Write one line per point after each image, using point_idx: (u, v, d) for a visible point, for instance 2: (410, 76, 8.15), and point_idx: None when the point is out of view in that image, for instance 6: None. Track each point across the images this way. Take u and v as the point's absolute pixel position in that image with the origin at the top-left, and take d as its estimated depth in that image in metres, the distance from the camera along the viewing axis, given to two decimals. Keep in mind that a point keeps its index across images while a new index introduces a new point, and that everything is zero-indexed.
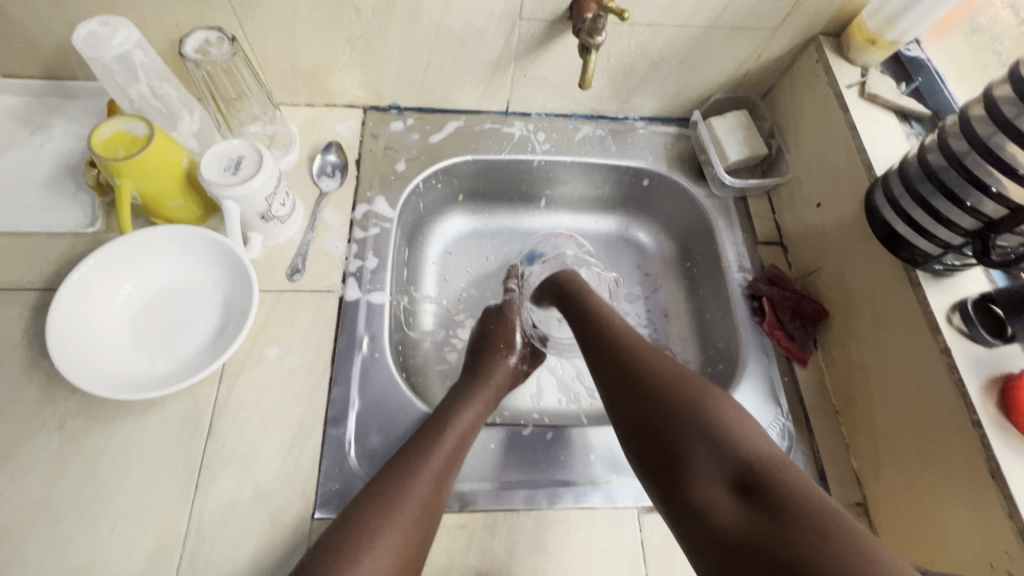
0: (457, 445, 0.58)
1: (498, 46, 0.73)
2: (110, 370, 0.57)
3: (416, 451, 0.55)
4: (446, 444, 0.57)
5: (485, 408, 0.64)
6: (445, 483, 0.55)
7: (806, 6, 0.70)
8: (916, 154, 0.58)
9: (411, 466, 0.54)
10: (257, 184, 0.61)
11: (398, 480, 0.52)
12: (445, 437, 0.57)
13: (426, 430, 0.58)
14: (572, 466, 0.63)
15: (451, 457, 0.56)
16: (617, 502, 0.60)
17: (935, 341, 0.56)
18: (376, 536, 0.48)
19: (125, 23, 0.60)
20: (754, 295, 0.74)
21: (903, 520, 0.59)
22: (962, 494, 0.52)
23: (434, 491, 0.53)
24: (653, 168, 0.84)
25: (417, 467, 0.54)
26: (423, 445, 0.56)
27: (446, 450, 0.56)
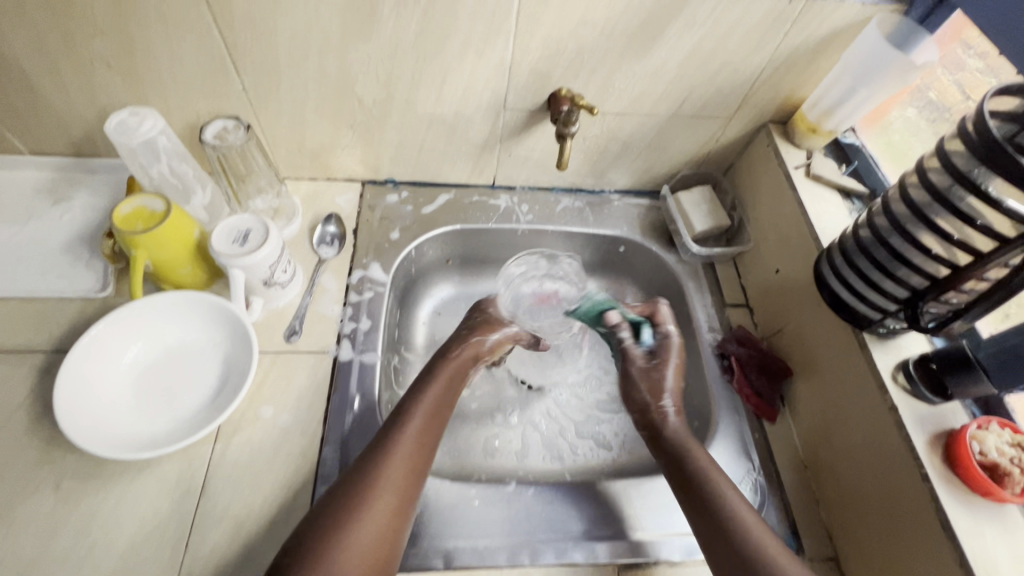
0: (427, 423, 0.63)
1: (485, 130, 0.82)
2: (113, 428, 0.60)
3: (390, 435, 0.60)
4: (412, 427, 0.61)
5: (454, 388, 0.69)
6: (422, 461, 0.60)
7: (755, 98, 0.80)
8: (853, 229, 0.65)
9: (387, 448, 0.59)
10: (263, 253, 0.67)
11: (376, 462, 0.57)
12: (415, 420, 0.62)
13: (399, 415, 0.62)
14: (568, 522, 0.65)
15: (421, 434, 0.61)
16: (660, 555, 0.63)
17: (883, 398, 0.61)
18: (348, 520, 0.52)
19: (152, 113, 0.67)
20: (724, 354, 0.80)
21: (868, 565, 0.61)
22: (914, 522, 0.56)
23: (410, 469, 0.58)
24: (627, 236, 0.92)
25: (393, 448, 0.59)
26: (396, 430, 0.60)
27: (410, 440, 0.60)
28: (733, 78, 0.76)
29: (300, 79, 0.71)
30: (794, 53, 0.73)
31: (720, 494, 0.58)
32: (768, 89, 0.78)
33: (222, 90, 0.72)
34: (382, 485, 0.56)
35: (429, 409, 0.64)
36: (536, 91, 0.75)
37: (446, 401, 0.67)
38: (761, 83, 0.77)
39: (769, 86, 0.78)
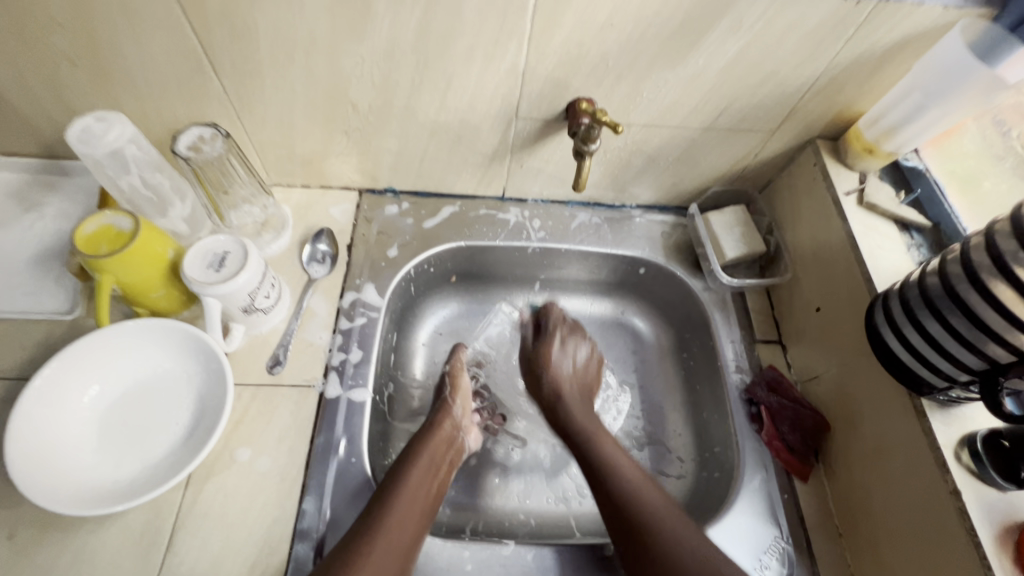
0: (410, 509, 0.59)
1: (494, 140, 0.73)
2: (72, 475, 0.54)
3: (362, 539, 0.54)
4: (410, 487, 0.60)
5: (441, 467, 0.66)
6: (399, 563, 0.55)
7: (803, 111, 0.70)
8: (919, 276, 0.56)
9: (359, 553, 0.53)
10: (240, 281, 0.61)
11: (361, 546, 0.54)
12: (405, 511, 0.58)
13: (376, 508, 0.57)
14: None
15: (398, 531, 0.56)
16: None
17: (944, 479, 0.52)
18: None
19: (121, 119, 0.60)
20: (753, 400, 0.72)
21: None
22: None
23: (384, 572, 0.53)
24: (649, 258, 0.83)
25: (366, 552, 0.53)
26: (370, 529, 0.55)
27: (409, 501, 0.59)
28: (779, 89, 0.66)
29: (287, 81, 0.63)
30: (854, 62, 0.63)
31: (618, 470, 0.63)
32: (820, 101, 0.68)
33: (200, 92, 0.64)
34: (380, 549, 0.54)
35: (426, 469, 0.64)
36: (552, 100, 0.66)
37: (433, 483, 0.63)
38: (812, 94, 0.67)
39: (821, 98, 0.68)
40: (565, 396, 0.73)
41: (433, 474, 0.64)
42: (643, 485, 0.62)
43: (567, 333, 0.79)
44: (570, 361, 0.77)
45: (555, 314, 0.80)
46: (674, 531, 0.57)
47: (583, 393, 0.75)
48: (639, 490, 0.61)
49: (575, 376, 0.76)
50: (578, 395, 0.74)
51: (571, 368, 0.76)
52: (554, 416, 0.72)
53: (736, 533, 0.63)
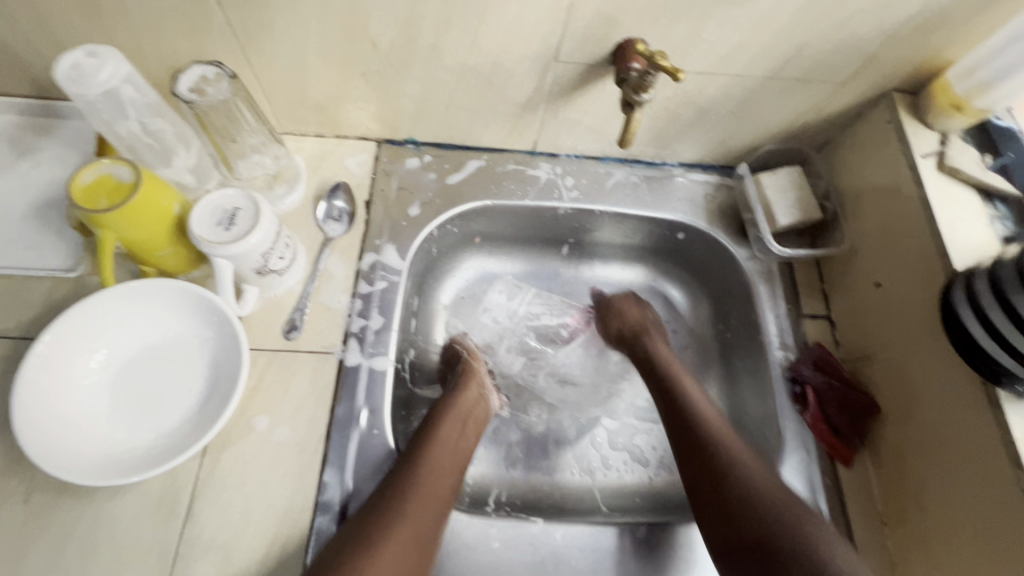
0: (440, 474, 0.56)
1: (529, 87, 0.65)
2: (85, 444, 0.52)
3: (395, 501, 0.52)
4: (438, 453, 0.57)
5: (467, 429, 0.63)
6: (436, 523, 0.53)
7: (884, 59, 0.61)
8: (1016, 253, 0.50)
9: (393, 512, 0.51)
10: (253, 241, 0.56)
11: (390, 509, 0.51)
12: (435, 476, 0.55)
13: (406, 472, 0.55)
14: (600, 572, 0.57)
15: (432, 494, 0.54)
16: None
17: (1016, 477, 0.49)
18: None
19: (114, 54, 0.53)
20: (796, 379, 0.67)
21: None
22: None
23: (422, 534, 0.51)
24: (690, 223, 0.76)
25: (402, 513, 0.51)
26: (404, 493, 0.53)
27: (437, 468, 0.56)
28: (863, 33, 0.57)
29: (298, 13, 0.56)
30: None
31: (698, 415, 0.61)
32: (907, 47, 0.59)
33: (201, 25, 0.56)
34: (409, 515, 0.51)
35: (455, 434, 0.61)
36: (598, 41, 0.58)
37: (462, 446, 0.60)
38: (899, 39, 0.58)
39: (909, 43, 0.59)
40: (651, 334, 0.73)
41: (461, 437, 0.61)
42: (716, 422, 0.60)
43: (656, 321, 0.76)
44: (652, 313, 0.77)
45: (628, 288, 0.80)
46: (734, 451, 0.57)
47: (662, 337, 0.74)
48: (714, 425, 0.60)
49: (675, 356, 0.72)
50: (661, 335, 0.74)
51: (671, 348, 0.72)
52: (637, 342, 0.72)
53: None
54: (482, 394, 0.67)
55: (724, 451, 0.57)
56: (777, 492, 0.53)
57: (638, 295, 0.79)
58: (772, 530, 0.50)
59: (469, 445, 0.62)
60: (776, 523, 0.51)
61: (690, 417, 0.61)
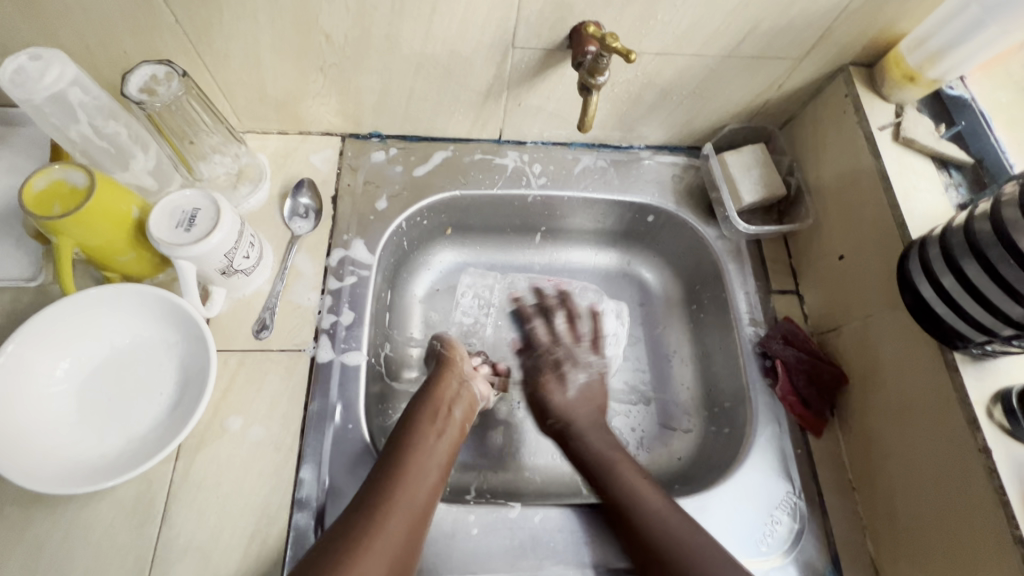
0: (417, 476, 0.56)
1: (489, 75, 0.65)
2: (52, 454, 0.51)
3: (375, 506, 0.52)
4: (415, 458, 0.57)
5: (445, 421, 0.63)
6: (419, 525, 0.53)
7: (839, 33, 0.61)
8: (965, 219, 0.51)
9: (373, 519, 0.51)
10: (214, 242, 0.55)
11: (367, 516, 0.51)
12: (415, 479, 0.55)
13: (387, 477, 0.54)
14: (577, 552, 0.58)
15: (409, 498, 0.54)
16: None
17: (972, 437, 0.50)
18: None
19: (60, 57, 0.52)
20: (767, 354, 0.68)
21: None
22: (979, 562, 0.49)
23: (404, 537, 0.51)
24: (658, 205, 0.77)
25: (382, 518, 0.51)
26: (386, 499, 0.53)
27: (413, 471, 0.56)
28: (815, 7, 0.57)
29: (248, 7, 0.55)
30: None
31: (633, 495, 0.59)
32: (858, 21, 0.60)
33: (150, 24, 0.55)
34: (387, 521, 0.51)
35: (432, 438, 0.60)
36: (553, 25, 0.58)
37: (440, 444, 0.60)
38: (851, 12, 0.59)
39: (861, 16, 0.59)
40: (578, 425, 0.68)
41: (441, 435, 0.61)
42: (663, 508, 0.57)
43: (570, 362, 0.73)
44: (576, 385, 0.72)
45: (541, 338, 0.76)
46: (671, 527, 0.55)
47: (592, 416, 0.69)
48: (639, 500, 0.58)
49: (584, 400, 0.70)
50: (589, 419, 0.69)
51: (574, 393, 0.71)
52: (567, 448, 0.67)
53: (750, 486, 0.62)
54: (457, 391, 0.66)
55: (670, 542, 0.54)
56: None
57: (559, 362, 0.73)
58: None
59: (452, 441, 0.62)
60: None
61: (625, 501, 0.59)
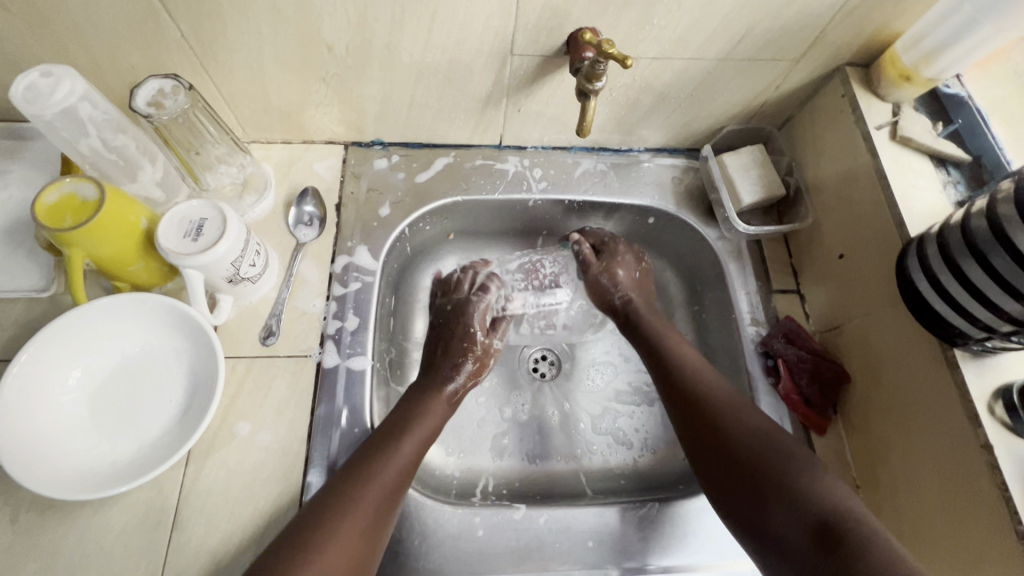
0: (421, 429, 0.60)
1: (488, 82, 0.66)
2: (65, 461, 0.52)
3: (379, 444, 0.57)
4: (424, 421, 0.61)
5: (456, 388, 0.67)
6: (416, 461, 0.57)
7: (834, 34, 0.62)
8: (962, 217, 0.51)
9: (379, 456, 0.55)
10: (221, 250, 0.56)
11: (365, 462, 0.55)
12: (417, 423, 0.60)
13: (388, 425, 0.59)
14: (582, 552, 0.59)
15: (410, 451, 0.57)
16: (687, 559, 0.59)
17: (975, 434, 0.50)
18: (336, 523, 0.49)
19: (70, 73, 0.53)
20: (769, 353, 0.69)
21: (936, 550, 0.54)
22: (984, 558, 0.49)
23: (403, 471, 0.55)
24: (659, 206, 0.77)
25: (361, 483, 0.53)
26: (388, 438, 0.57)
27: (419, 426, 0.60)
28: (810, 9, 0.58)
29: (251, 21, 0.56)
30: None
31: (678, 360, 0.65)
32: (853, 22, 0.60)
33: (156, 40, 0.57)
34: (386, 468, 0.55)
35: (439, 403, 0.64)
36: (550, 32, 0.59)
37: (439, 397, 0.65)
38: (846, 13, 0.59)
39: (856, 17, 0.60)
40: (639, 304, 0.73)
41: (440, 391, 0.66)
42: (697, 366, 0.64)
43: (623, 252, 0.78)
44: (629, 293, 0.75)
45: (600, 234, 0.80)
46: (704, 379, 0.62)
47: (647, 299, 0.75)
48: (688, 364, 0.64)
49: (640, 286, 0.76)
50: (643, 298, 0.75)
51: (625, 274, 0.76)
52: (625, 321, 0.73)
53: None
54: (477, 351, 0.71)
55: (704, 393, 0.60)
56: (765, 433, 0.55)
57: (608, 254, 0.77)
58: (757, 462, 0.53)
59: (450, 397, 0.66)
60: (753, 458, 0.54)
61: (670, 364, 0.65)
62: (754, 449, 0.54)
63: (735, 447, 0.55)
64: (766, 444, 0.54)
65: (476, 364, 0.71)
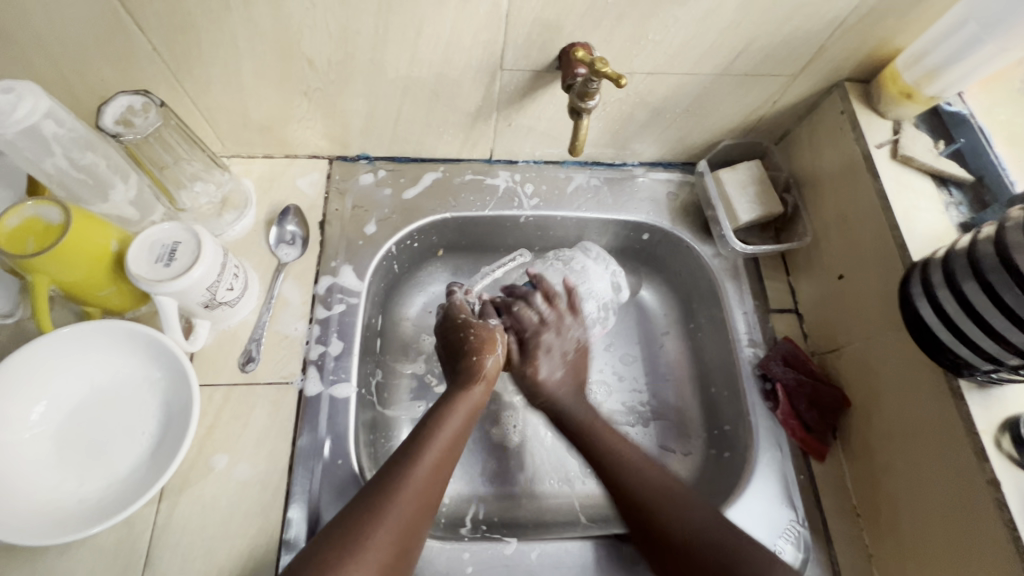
0: (454, 430, 0.56)
1: (477, 97, 0.64)
2: (28, 504, 0.49)
3: (410, 449, 0.53)
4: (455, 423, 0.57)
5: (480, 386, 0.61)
6: (441, 475, 0.53)
7: (834, 50, 0.60)
8: (969, 242, 0.49)
9: (403, 470, 0.51)
10: (196, 276, 0.54)
11: (399, 467, 0.51)
12: (440, 430, 0.55)
13: (413, 435, 0.55)
14: None
15: (444, 456, 0.54)
16: None
17: (981, 468, 0.49)
18: (371, 530, 0.46)
19: (33, 90, 0.49)
20: (767, 376, 0.67)
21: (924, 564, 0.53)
22: None
23: (429, 485, 0.51)
24: (653, 223, 0.75)
25: (395, 490, 0.49)
26: (410, 450, 0.53)
27: (452, 429, 0.56)
28: (810, 23, 0.56)
29: (228, 35, 0.53)
30: None
31: (602, 428, 0.61)
32: (853, 37, 0.59)
33: (127, 53, 0.54)
34: (418, 473, 0.51)
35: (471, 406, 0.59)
36: (542, 46, 0.57)
37: (463, 400, 0.59)
38: (847, 28, 0.57)
39: (857, 32, 0.58)
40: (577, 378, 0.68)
41: (466, 394, 0.60)
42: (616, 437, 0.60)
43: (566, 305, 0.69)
44: (560, 369, 0.67)
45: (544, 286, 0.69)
46: (630, 452, 0.58)
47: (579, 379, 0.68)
48: (606, 439, 0.60)
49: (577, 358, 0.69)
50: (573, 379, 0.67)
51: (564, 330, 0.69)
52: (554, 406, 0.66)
53: (753, 516, 0.60)
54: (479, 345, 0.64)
55: (629, 471, 0.57)
56: (705, 515, 0.52)
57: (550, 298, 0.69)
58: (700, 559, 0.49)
59: (475, 400, 0.60)
60: (699, 554, 0.49)
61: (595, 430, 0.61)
62: (697, 536, 0.51)
63: (675, 537, 0.51)
64: (708, 538, 0.50)
65: (493, 343, 0.65)
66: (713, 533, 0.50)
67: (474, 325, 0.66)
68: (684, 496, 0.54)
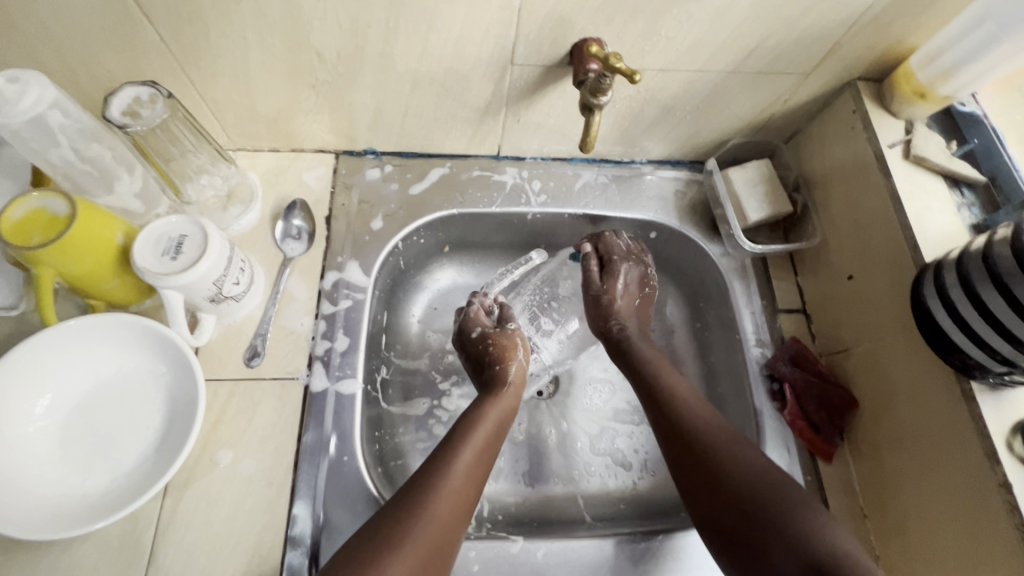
0: (490, 428, 0.59)
1: (486, 92, 0.63)
2: (31, 498, 0.49)
3: (447, 445, 0.56)
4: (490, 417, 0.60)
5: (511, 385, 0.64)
6: (478, 473, 0.55)
7: (846, 49, 0.60)
8: (983, 243, 0.49)
9: (441, 470, 0.53)
10: (203, 270, 0.53)
11: (439, 462, 0.54)
12: (475, 428, 0.58)
13: (446, 440, 0.57)
14: None
15: (482, 451, 0.57)
16: None
17: (992, 471, 0.48)
18: (418, 519, 0.48)
19: (38, 79, 0.48)
20: (774, 376, 0.66)
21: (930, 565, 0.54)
22: None
23: (470, 475, 0.54)
24: (661, 221, 0.75)
25: (437, 482, 0.52)
26: (447, 448, 0.56)
27: (489, 424, 0.59)
28: (825, 21, 0.55)
29: (237, 26, 0.53)
30: None
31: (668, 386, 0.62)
32: (867, 36, 0.58)
33: (134, 44, 0.53)
34: (458, 465, 0.54)
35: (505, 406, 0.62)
36: (554, 41, 0.56)
37: (496, 401, 0.62)
38: (860, 27, 0.57)
39: (871, 31, 0.57)
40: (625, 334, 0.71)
41: (497, 398, 0.62)
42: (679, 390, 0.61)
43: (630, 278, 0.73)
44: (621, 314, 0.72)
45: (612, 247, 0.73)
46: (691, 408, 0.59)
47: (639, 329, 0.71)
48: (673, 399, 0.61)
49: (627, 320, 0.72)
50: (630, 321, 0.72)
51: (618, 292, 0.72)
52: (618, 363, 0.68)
53: None
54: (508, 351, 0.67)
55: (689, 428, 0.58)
56: (759, 464, 0.53)
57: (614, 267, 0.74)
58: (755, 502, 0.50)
59: (508, 401, 0.63)
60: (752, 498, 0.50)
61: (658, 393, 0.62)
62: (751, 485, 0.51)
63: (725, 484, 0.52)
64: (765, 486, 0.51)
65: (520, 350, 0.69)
66: (767, 481, 0.51)
67: (494, 336, 0.69)
68: (742, 447, 0.55)
